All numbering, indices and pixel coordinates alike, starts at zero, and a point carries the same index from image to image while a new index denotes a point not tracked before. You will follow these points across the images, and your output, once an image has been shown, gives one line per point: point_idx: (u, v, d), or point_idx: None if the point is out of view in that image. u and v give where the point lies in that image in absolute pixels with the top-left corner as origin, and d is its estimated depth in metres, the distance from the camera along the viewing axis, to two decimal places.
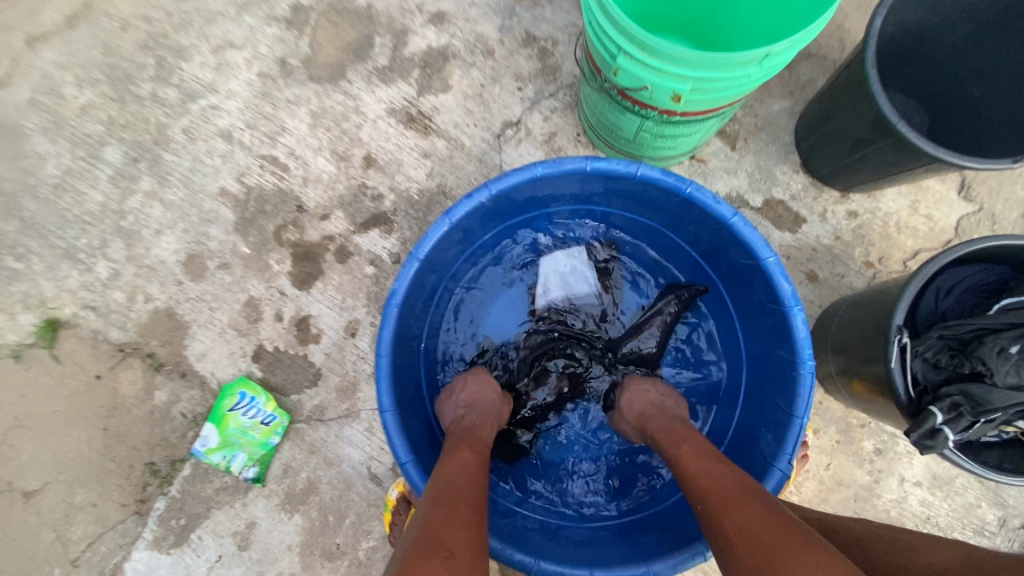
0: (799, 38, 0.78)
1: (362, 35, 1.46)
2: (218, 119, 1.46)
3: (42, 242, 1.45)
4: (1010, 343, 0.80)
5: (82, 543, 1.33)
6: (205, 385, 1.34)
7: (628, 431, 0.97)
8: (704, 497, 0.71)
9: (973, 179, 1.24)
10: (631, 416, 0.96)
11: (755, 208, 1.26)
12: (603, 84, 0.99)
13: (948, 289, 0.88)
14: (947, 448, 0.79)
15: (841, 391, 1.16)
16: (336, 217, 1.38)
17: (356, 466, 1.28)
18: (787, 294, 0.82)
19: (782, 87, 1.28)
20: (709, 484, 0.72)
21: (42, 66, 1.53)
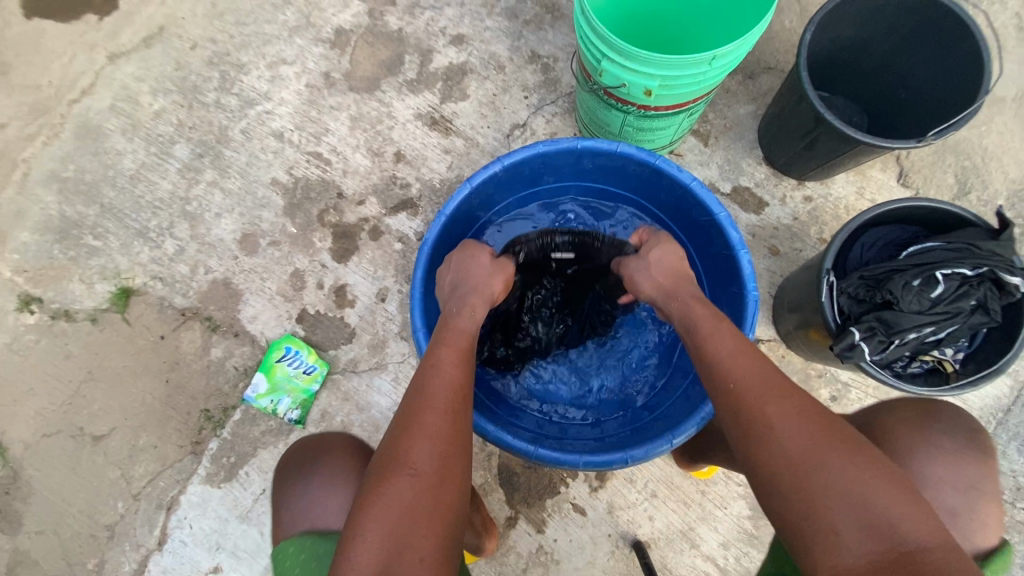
0: (739, 44, 1.02)
1: (394, 54, 1.73)
2: (271, 122, 1.73)
3: (119, 223, 1.71)
4: (912, 278, 1.01)
5: (143, 479, 1.53)
6: (255, 342, 1.56)
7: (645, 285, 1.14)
8: (744, 393, 0.86)
9: (909, 169, 1.47)
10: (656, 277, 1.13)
11: (724, 193, 1.50)
12: (592, 87, 1.25)
13: (872, 243, 1.11)
14: (862, 359, 1.00)
15: (801, 344, 1.35)
16: (370, 203, 1.63)
17: (384, 411, 1.49)
18: (734, 239, 1.06)
19: (746, 95, 1.54)
20: (744, 377, 0.87)
21: (122, 78, 1.82)
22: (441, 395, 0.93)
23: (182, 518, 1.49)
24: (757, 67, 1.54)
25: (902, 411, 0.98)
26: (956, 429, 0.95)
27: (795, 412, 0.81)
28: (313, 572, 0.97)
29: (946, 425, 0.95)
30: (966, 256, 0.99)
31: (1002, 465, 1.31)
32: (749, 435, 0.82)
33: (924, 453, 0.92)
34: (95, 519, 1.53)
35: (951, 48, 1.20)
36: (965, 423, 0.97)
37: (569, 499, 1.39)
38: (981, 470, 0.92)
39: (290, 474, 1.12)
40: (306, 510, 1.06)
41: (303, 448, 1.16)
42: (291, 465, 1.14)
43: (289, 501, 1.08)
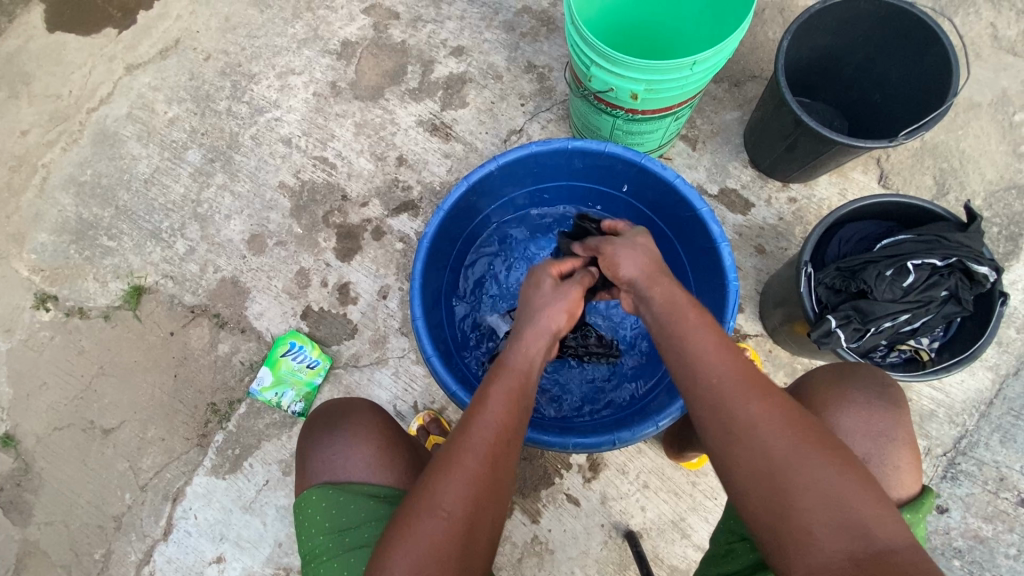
0: (717, 49, 1.09)
1: (397, 64, 1.82)
2: (280, 129, 1.82)
3: (133, 225, 1.78)
4: (886, 268, 1.06)
5: (150, 471, 1.57)
6: (261, 338, 1.62)
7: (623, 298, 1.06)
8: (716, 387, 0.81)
9: (889, 171, 1.53)
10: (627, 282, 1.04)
11: (712, 195, 1.56)
12: (583, 92, 1.32)
13: (848, 238, 1.16)
14: (839, 345, 1.05)
15: (786, 338, 1.40)
16: (373, 205, 1.70)
17: (385, 404, 1.54)
18: (716, 233, 1.12)
19: (732, 102, 1.61)
20: (727, 372, 0.82)
21: (138, 87, 1.91)
22: (488, 437, 0.87)
23: (188, 509, 1.53)
24: (742, 75, 1.62)
25: (826, 371, 0.98)
26: (869, 381, 0.96)
27: (775, 412, 0.78)
28: (339, 519, 1.01)
29: (861, 381, 0.96)
30: (935, 247, 1.05)
31: (985, 455, 1.35)
32: (723, 432, 0.79)
33: (838, 407, 0.93)
34: (103, 510, 1.57)
35: (921, 55, 1.28)
36: (880, 378, 0.97)
37: (564, 489, 1.42)
38: (889, 419, 0.92)
39: (316, 426, 1.13)
40: (327, 462, 1.07)
41: (330, 404, 1.17)
42: (315, 418, 1.14)
43: (312, 451, 1.09)
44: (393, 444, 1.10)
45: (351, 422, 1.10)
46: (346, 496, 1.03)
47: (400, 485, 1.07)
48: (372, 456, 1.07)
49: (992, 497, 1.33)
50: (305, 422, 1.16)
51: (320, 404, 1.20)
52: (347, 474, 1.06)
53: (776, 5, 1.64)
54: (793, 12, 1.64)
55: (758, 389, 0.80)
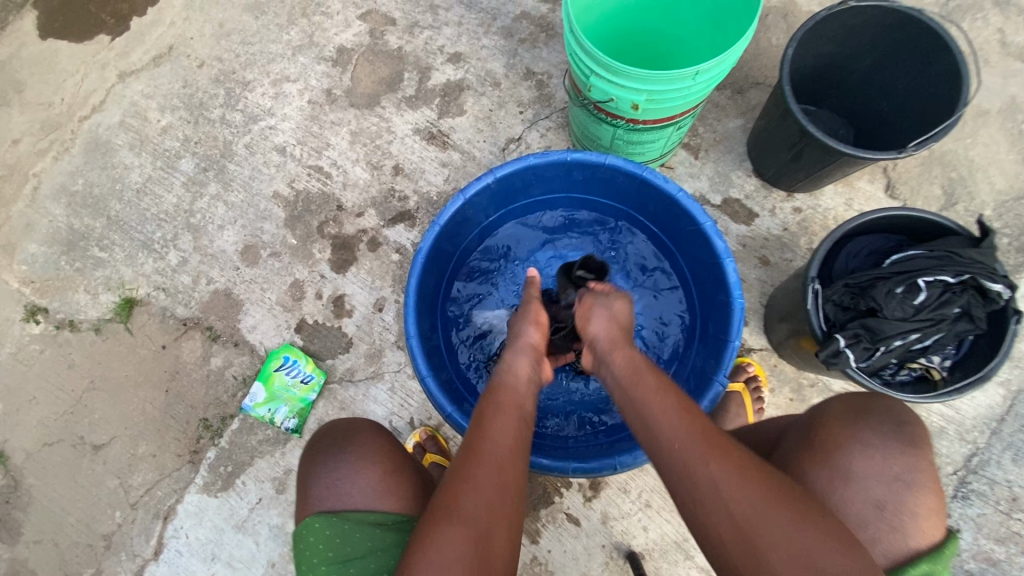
0: (721, 59, 1.06)
1: (393, 71, 1.79)
2: (274, 137, 1.78)
3: (125, 236, 1.75)
4: (896, 286, 1.03)
5: (141, 488, 1.54)
6: (254, 352, 1.59)
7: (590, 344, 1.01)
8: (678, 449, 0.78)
9: (897, 180, 1.50)
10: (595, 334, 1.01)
11: (714, 205, 1.53)
12: (583, 101, 1.28)
13: (856, 252, 1.13)
14: (849, 366, 1.01)
15: (792, 352, 1.36)
16: (369, 215, 1.66)
17: (380, 420, 1.50)
18: (720, 248, 1.08)
19: (735, 109, 1.58)
20: (684, 433, 0.80)
21: (131, 95, 1.88)
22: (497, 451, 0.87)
23: (179, 528, 1.49)
24: (745, 82, 1.59)
25: (840, 406, 0.94)
26: (886, 421, 0.91)
27: (736, 473, 0.76)
28: (341, 548, 0.97)
29: (880, 420, 0.91)
30: (947, 263, 1.01)
31: (996, 474, 1.31)
32: (689, 496, 0.76)
33: (854, 451, 0.88)
34: (93, 528, 1.54)
35: (929, 62, 1.24)
36: (896, 415, 0.92)
37: (563, 509, 1.39)
38: (908, 460, 0.88)
39: (318, 448, 1.09)
40: (331, 488, 1.03)
41: (333, 424, 1.13)
42: (319, 440, 1.11)
43: (314, 475, 1.06)
44: (398, 468, 1.06)
45: (356, 445, 1.07)
46: (350, 523, 0.99)
47: (406, 511, 1.03)
48: (377, 481, 1.04)
49: (1004, 518, 1.29)
50: (307, 445, 1.13)
51: (324, 424, 1.16)
52: (351, 499, 1.02)
53: (780, 10, 1.61)
54: (797, 18, 1.61)
55: (719, 448, 0.78)
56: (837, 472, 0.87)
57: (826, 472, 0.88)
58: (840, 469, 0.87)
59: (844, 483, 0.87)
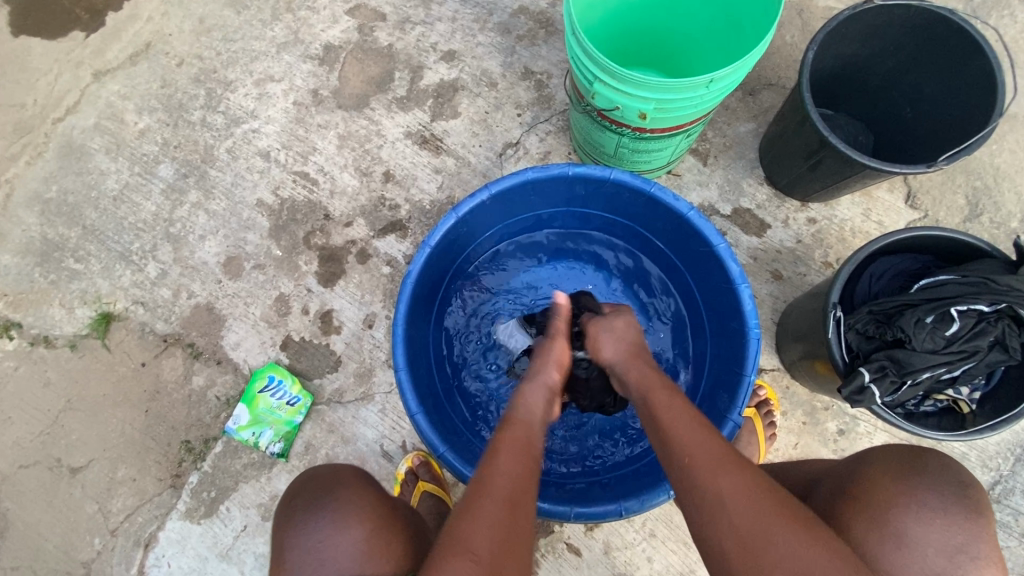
0: (738, 66, 0.97)
1: (384, 70, 1.69)
2: (258, 141, 1.69)
3: (101, 246, 1.66)
4: (925, 314, 0.95)
5: (121, 514, 1.46)
6: (238, 370, 1.51)
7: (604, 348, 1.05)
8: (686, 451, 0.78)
9: (917, 190, 1.41)
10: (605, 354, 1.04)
11: (724, 215, 1.44)
12: (585, 107, 1.19)
13: (879, 275, 1.05)
14: (874, 402, 0.94)
15: (807, 374, 1.28)
16: (358, 225, 1.57)
17: (370, 443, 1.42)
18: (735, 273, 1.00)
19: (747, 112, 1.48)
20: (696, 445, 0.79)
21: (106, 96, 1.78)
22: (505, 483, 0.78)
23: (160, 556, 1.42)
24: (757, 83, 1.49)
25: (885, 460, 0.87)
26: (944, 481, 0.83)
27: (745, 482, 0.73)
28: None
29: (934, 479, 0.83)
30: (982, 291, 0.93)
31: (1021, 504, 1.24)
32: (696, 512, 0.74)
33: (906, 510, 0.80)
34: (70, 556, 1.46)
35: (961, 64, 1.16)
36: (955, 475, 0.84)
37: (564, 539, 1.32)
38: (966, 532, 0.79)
39: (295, 507, 1.01)
40: (313, 552, 0.95)
41: (312, 477, 1.05)
42: (297, 497, 1.03)
43: (293, 538, 0.97)
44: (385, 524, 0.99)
45: (337, 501, 0.99)
46: None
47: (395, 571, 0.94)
48: (363, 539, 0.96)
49: None
50: (281, 503, 1.04)
51: (299, 477, 1.08)
52: (335, 564, 0.94)
53: (794, 6, 1.51)
54: (812, 13, 1.51)
55: (730, 461, 0.76)
56: (886, 532, 0.80)
57: (872, 531, 0.80)
58: (890, 529, 0.80)
59: (892, 546, 0.79)
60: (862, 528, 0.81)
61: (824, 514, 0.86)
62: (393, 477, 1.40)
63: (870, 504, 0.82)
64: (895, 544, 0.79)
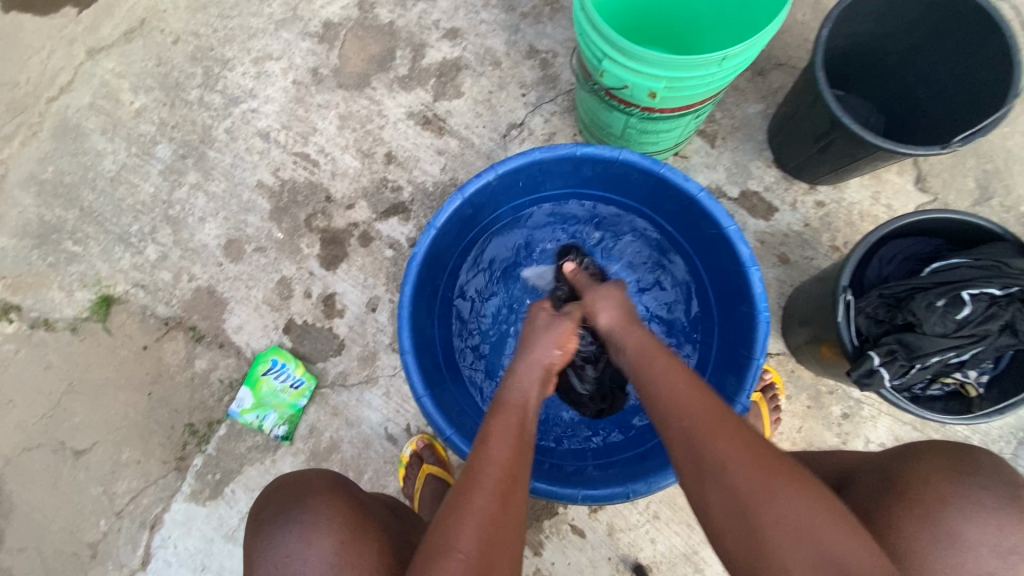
0: (751, 44, 0.95)
1: (385, 49, 1.65)
2: (257, 121, 1.66)
3: (100, 228, 1.64)
4: (937, 298, 0.94)
5: (126, 496, 1.47)
6: (241, 354, 1.50)
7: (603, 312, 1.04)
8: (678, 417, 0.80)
9: (927, 173, 1.40)
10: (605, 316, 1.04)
11: (731, 198, 1.42)
12: (593, 86, 1.16)
13: (889, 258, 1.05)
14: (883, 386, 0.93)
15: (812, 359, 1.28)
16: (360, 207, 1.55)
17: (375, 426, 1.42)
18: (745, 256, 0.98)
19: (756, 93, 1.46)
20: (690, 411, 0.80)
21: (101, 74, 1.74)
22: (495, 473, 0.78)
23: (167, 537, 1.43)
24: (767, 63, 1.46)
25: (936, 457, 0.82)
26: (998, 481, 0.79)
27: (742, 444, 0.75)
28: None
29: (988, 480, 0.79)
30: (994, 275, 0.92)
31: None
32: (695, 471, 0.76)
33: (957, 510, 0.76)
34: (76, 537, 1.47)
35: (978, 43, 1.13)
36: (1008, 476, 0.80)
37: (568, 520, 1.33)
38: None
39: (264, 518, 0.94)
40: (282, 567, 0.88)
41: (280, 484, 0.98)
42: (265, 508, 0.95)
43: (262, 553, 0.91)
44: (357, 536, 0.90)
45: (305, 512, 0.91)
46: None
47: None
48: (332, 554, 0.87)
49: None
50: (252, 515, 0.97)
51: (272, 484, 1.00)
52: None
53: None
54: None
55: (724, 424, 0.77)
56: (941, 531, 0.76)
57: (926, 531, 0.76)
58: (944, 529, 0.76)
59: (947, 546, 0.75)
60: (910, 527, 0.77)
61: (867, 509, 0.82)
62: (397, 461, 1.40)
63: (920, 503, 0.78)
64: (947, 546, 0.75)
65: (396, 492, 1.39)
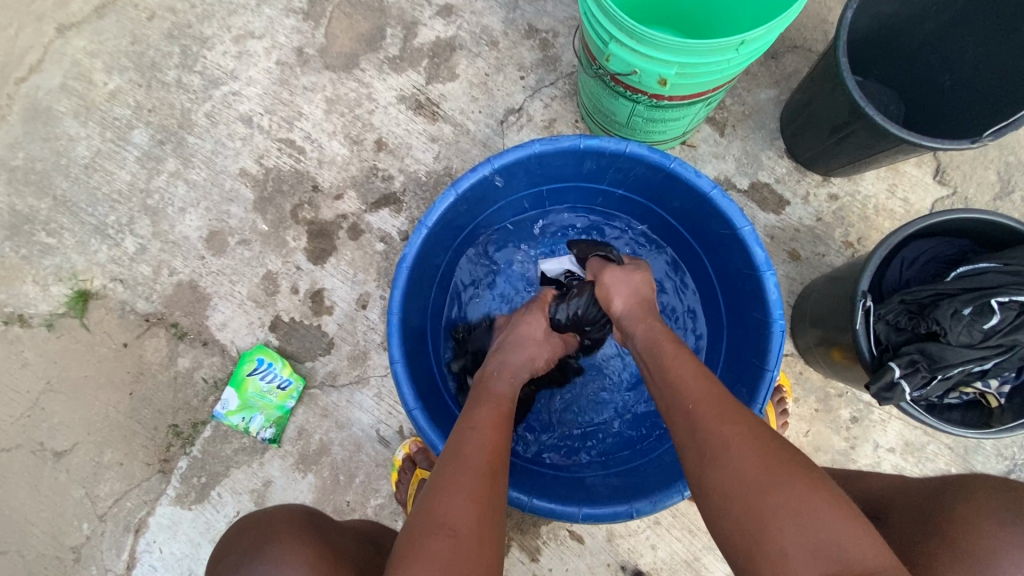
0: (773, 26, 0.86)
1: (374, 27, 1.54)
2: (239, 105, 1.56)
3: (74, 218, 1.55)
4: (963, 305, 0.88)
5: (109, 499, 1.42)
6: (225, 352, 1.43)
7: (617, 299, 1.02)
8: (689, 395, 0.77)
9: (947, 165, 1.33)
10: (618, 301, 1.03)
11: (741, 189, 1.34)
12: (597, 71, 1.07)
13: (911, 260, 0.98)
14: (903, 399, 0.88)
15: (821, 361, 1.23)
16: (349, 197, 1.47)
17: (366, 429, 1.37)
18: (760, 259, 0.92)
19: (768, 77, 1.37)
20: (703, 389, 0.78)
21: (72, 53, 1.63)
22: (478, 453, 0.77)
23: (152, 542, 1.39)
24: (781, 45, 1.37)
25: (983, 491, 0.77)
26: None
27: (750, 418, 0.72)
28: None
29: None
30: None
31: None
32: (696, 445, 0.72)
33: (1022, 554, 0.70)
34: (59, 540, 1.42)
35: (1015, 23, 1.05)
36: None
37: (566, 526, 1.29)
38: None
39: (229, 563, 0.87)
40: None
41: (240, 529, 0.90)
42: (230, 549, 0.88)
43: None
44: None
45: (265, 564, 0.82)
46: None
47: None
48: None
49: None
50: (216, 556, 0.90)
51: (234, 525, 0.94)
52: None
53: None
54: None
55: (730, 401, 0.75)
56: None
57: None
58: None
59: None
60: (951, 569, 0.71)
61: (906, 543, 0.78)
62: (390, 464, 1.35)
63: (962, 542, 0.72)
64: None
65: (388, 496, 1.34)
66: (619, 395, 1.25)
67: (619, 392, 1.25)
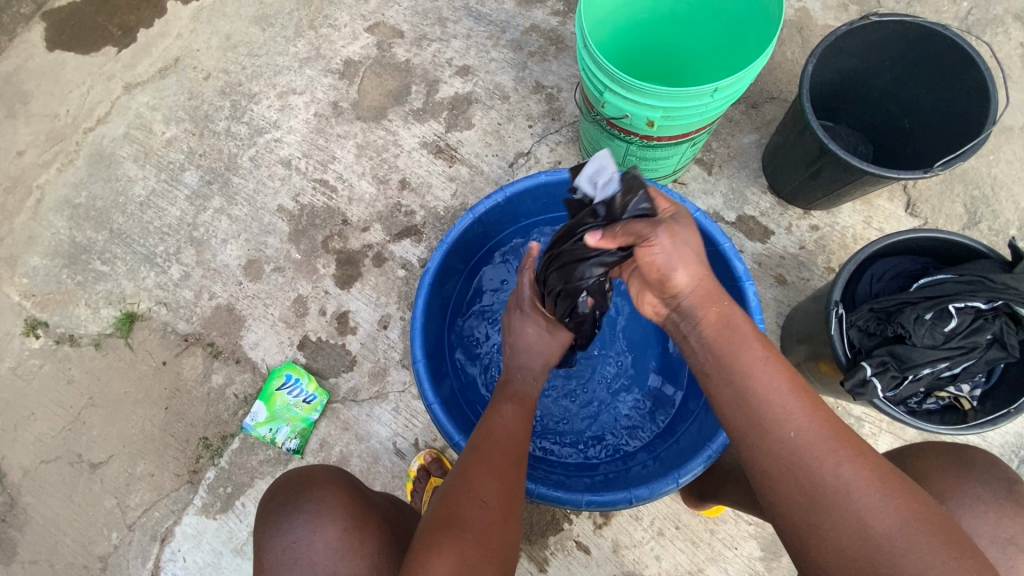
0: (739, 77, 1.03)
1: (401, 84, 1.76)
2: (280, 150, 1.76)
3: (127, 249, 1.72)
4: (924, 312, 1.01)
5: (139, 509, 1.50)
6: (256, 369, 1.55)
7: (682, 273, 0.87)
8: (768, 402, 0.77)
9: (917, 199, 1.46)
10: (684, 266, 0.87)
11: (729, 222, 1.49)
12: (595, 117, 1.25)
13: (879, 276, 1.12)
14: (876, 395, 0.99)
15: (810, 376, 1.31)
16: (374, 229, 1.63)
17: (383, 441, 1.46)
18: (740, 271, 1.10)
19: (750, 124, 1.55)
20: (813, 429, 0.74)
21: (136, 107, 1.86)
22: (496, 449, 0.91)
23: (176, 551, 1.45)
24: (760, 96, 1.56)
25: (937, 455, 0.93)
26: (994, 478, 0.90)
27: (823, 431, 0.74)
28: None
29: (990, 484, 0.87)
30: (978, 289, 0.99)
31: None
32: (791, 458, 0.74)
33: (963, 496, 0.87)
34: (88, 550, 1.49)
35: (954, 77, 1.22)
36: (1001, 471, 0.91)
37: (572, 536, 1.34)
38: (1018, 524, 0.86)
39: (272, 508, 1.00)
40: (287, 552, 0.94)
41: (289, 476, 1.04)
42: (272, 498, 1.01)
43: (270, 538, 0.97)
44: (360, 523, 0.97)
45: (311, 502, 0.97)
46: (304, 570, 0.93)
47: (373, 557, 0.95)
48: (337, 539, 0.94)
49: None
50: (259, 505, 1.03)
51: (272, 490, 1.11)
52: (309, 564, 0.93)
53: (794, 23, 1.59)
54: (812, 31, 1.58)
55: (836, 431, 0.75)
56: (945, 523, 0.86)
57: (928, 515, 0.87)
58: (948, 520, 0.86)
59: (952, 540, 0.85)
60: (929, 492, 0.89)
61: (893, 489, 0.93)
62: (405, 475, 1.44)
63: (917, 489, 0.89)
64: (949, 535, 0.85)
65: None
66: (639, 369, 1.40)
67: (640, 372, 1.40)
